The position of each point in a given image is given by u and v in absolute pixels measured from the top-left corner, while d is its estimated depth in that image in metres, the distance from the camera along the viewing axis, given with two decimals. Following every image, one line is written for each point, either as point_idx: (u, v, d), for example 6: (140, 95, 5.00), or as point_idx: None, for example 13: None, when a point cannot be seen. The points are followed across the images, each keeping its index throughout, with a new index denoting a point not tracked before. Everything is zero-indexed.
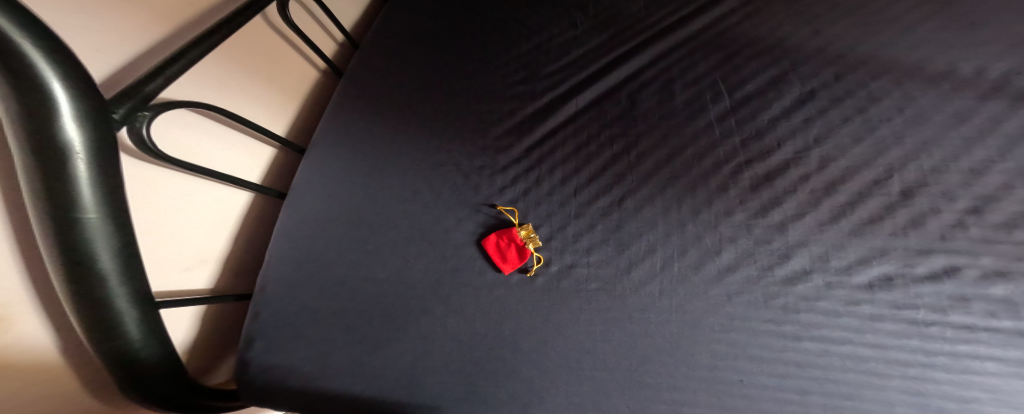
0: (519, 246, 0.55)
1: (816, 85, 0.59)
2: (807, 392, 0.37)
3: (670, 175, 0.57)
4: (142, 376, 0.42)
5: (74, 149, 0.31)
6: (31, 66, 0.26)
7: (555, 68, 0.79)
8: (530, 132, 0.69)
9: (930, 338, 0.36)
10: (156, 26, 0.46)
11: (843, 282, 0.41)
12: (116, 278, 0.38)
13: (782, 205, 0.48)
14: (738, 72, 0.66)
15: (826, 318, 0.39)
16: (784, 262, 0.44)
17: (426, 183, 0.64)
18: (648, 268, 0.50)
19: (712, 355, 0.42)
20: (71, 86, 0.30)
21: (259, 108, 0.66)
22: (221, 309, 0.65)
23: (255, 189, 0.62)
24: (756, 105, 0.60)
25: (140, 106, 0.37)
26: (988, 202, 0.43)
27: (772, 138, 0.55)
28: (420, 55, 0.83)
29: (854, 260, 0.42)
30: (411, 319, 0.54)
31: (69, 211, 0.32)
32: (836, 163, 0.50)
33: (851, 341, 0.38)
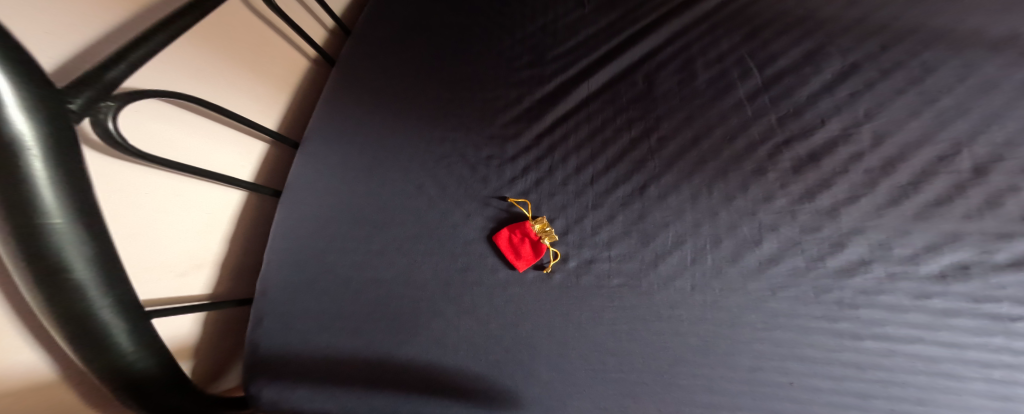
0: (533, 242, 0.51)
1: (860, 57, 0.54)
2: (870, 397, 0.34)
3: (698, 159, 0.51)
4: (145, 389, 0.39)
5: (27, 144, 0.26)
6: None
7: (564, 50, 0.73)
8: (539, 119, 0.63)
9: (1017, 336, 0.33)
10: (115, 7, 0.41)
11: (910, 272, 0.37)
12: (99, 289, 0.33)
13: (833, 187, 0.44)
14: (767, 45, 0.60)
15: (891, 314, 0.36)
16: (837, 252, 0.40)
17: (431, 176, 0.59)
18: (676, 262, 0.46)
19: (754, 356, 0.39)
20: (8, 65, 0.24)
21: (246, 99, 0.60)
22: (223, 316, 0.61)
23: (246, 187, 0.57)
24: (791, 81, 0.54)
25: (102, 96, 0.33)
26: None
27: (814, 114, 0.50)
28: (417, 40, 0.77)
29: (922, 247, 0.38)
30: (420, 321, 0.50)
31: (31, 218, 0.27)
32: (891, 138, 0.46)
33: (920, 339, 0.34)
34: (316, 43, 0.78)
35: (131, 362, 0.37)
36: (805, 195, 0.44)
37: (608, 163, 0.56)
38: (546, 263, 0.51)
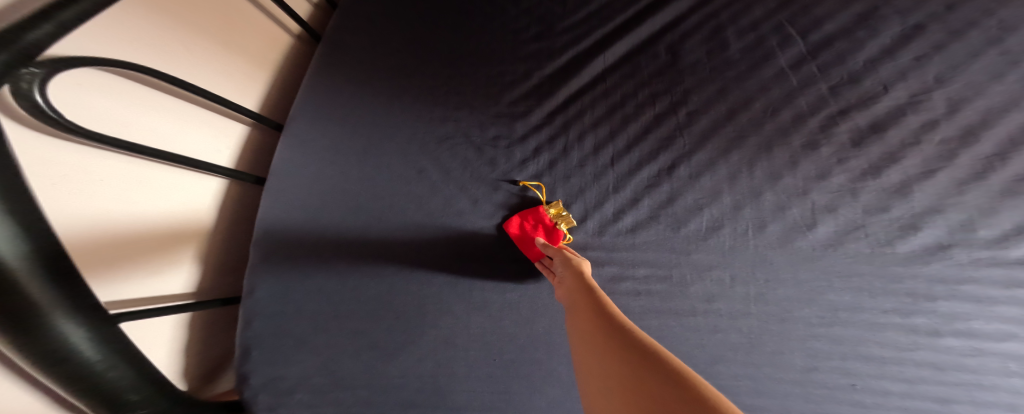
0: (547, 228, 0.44)
1: (922, 19, 0.47)
2: (951, 402, 0.32)
3: (737, 134, 0.44)
4: (114, 397, 0.34)
5: None
6: None
7: (578, 18, 0.59)
8: (552, 94, 0.53)
9: None
10: None
11: (1003, 259, 0.35)
12: (40, 287, 0.26)
13: (901, 162, 0.39)
14: (816, 5, 0.50)
15: (977, 307, 0.34)
16: (911, 235, 0.36)
17: (433, 159, 0.53)
18: (714, 249, 0.40)
19: (810, 355, 0.35)
20: None
21: (211, 69, 0.52)
22: (212, 316, 0.55)
23: (224, 173, 0.51)
24: (842, 47, 0.47)
25: (23, 62, 0.25)
26: None
27: (874, 81, 0.44)
28: (411, 8, 0.67)
29: (1010, 229, 0.36)
30: (427, 320, 0.45)
31: None
32: (971, 105, 0.41)
33: (1013, 336, 0.33)
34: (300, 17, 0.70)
35: (93, 367, 0.31)
36: (863, 172, 0.40)
37: (628, 140, 0.48)
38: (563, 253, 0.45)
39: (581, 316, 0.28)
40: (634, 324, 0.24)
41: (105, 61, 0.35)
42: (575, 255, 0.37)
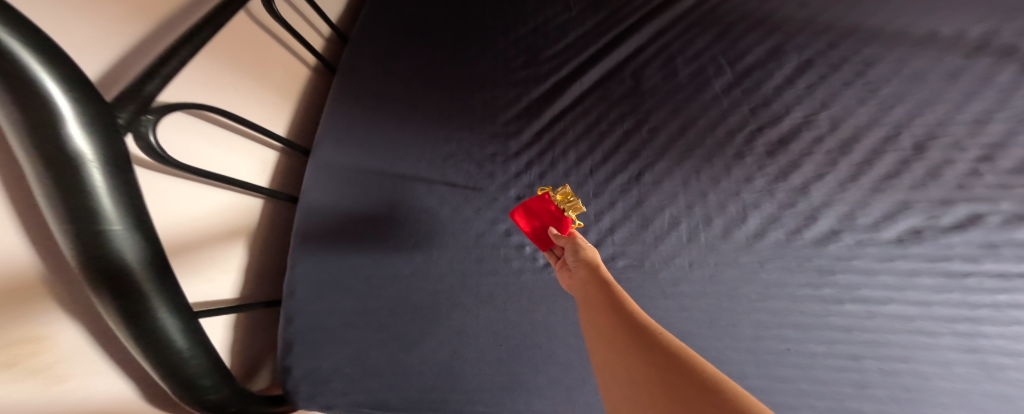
0: (555, 216, 0.45)
1: (813, 54, 0.58)
2: (861, 358, 0.40)
3: (686, 147, 0.54)
4: (192, 379, 0.42)
5: (85, 157, 0.28)
6: (18, 63, 0.23)
7: (558, 49, 0.69)
8: (538, 116, 0.63)
9: (969, 291, 0.40)
10: (142, 22, 0.41)
11: (875, 240, 0.43)
12: (153, 288, 0.35)
13: (802, 168, 0.49)
14: (738, 42, 0.61)
15: (864, 278, 0.42)
16: (812, 223, 0.45)
17: (441, 175, 0.61)
18: (675, 241, 0.49)
19: (756, 326, 0.43)
20: (72, 89, 0.27)
21: (252, 105, 0.61)
22: (251, 319, 0.63)
23: (267, 193, 0.60)
24: (761, 74, 0.57)
25: (143, 109, 0.35)
26: (997, 150, 0.47)
27: (781, 104, 0.54)
28: (411, 42, 0.76)
29: (879, 216, 0.44)
30: (442, 314, 0.53)
31: (94, 225, 0.29)
32: (845, 124, 0.51)
33: (892, 300, 0.41)
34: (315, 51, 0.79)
35: (184, 355, 0.39)
36: (779, 176, 0.49)
37: (598, 154, 0.57)
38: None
39: (594, 302, 0.31)
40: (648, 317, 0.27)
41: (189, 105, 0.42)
42: (587, 247, 0.40)
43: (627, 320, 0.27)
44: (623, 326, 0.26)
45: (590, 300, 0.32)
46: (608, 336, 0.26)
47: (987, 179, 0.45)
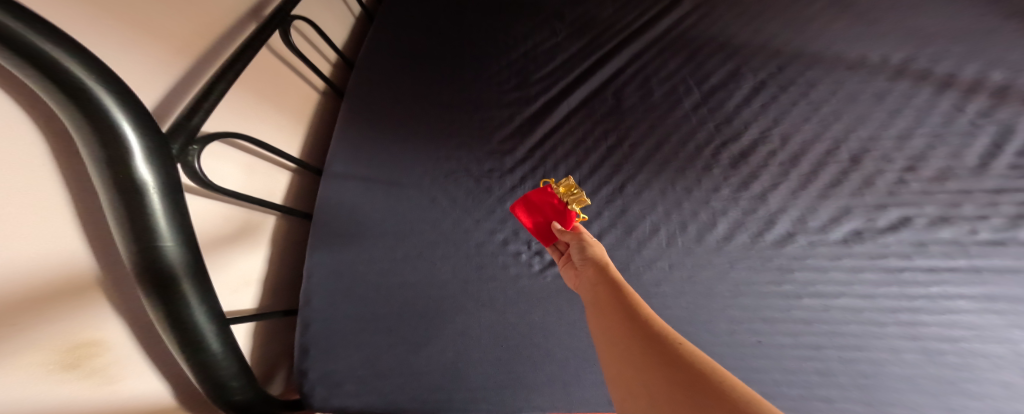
0: (559, 209, 0.50)
1: (765, 76, 0.66)
2: (822, 347, 0.45)
3: (662, 160, 0.59)
4: (222, 380, 0.45)
5: (148, 184, 0.34)
6: (103, 110, 0.29)
7: (547, 72, 0.76)
8: (530, 134, 0.69)
9: (906, 284, 0.46)
10: (183, 59, 0.46)
11: (823, 241, 0.49)
12: (196, 296, 0.40)
13: (760, 178, 0.55)
14: (702, 66, 0.69)
15: (818, 274, 0.47)
16: (771, 227, 0.51)
17: (443, 191, 0.66)
18: (656, 245, 0.54)
19: (730, 321, 0.48)
20: (140, 128, 0.33)
21: (269, 130, 0.66)
22: (269, 328, 0.67)
23: (285, 210, 0.65)
24: (723, 94, 0.64)
25: (190, 141, 0.41)
26: (919, 161, 0.54)
27: (740, 121, 0.61)
28: (412, 67, 0.80)
29: (827, 219, 0.51)
30: (447, 317, 0.58)
31: (149, 240, 0.34)
32: (793, 139, 0.58)
33: (843, 294, 0.46)
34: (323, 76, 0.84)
35: (216, 359, 0.43)
36: (742, 185, 0.55)
37: (583, 169, 0.62)
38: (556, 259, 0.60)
39: (606, 301, 0.34)
40: (658, 319, 0.30)
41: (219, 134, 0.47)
42: (594, 244, 0.44)
43: (639, 321, 0.30)
44: (635, 327, 0.29)
45: (600, 301, 0.35)
46: (611, 322, 0.32)
47: (911, 187, 0.52)
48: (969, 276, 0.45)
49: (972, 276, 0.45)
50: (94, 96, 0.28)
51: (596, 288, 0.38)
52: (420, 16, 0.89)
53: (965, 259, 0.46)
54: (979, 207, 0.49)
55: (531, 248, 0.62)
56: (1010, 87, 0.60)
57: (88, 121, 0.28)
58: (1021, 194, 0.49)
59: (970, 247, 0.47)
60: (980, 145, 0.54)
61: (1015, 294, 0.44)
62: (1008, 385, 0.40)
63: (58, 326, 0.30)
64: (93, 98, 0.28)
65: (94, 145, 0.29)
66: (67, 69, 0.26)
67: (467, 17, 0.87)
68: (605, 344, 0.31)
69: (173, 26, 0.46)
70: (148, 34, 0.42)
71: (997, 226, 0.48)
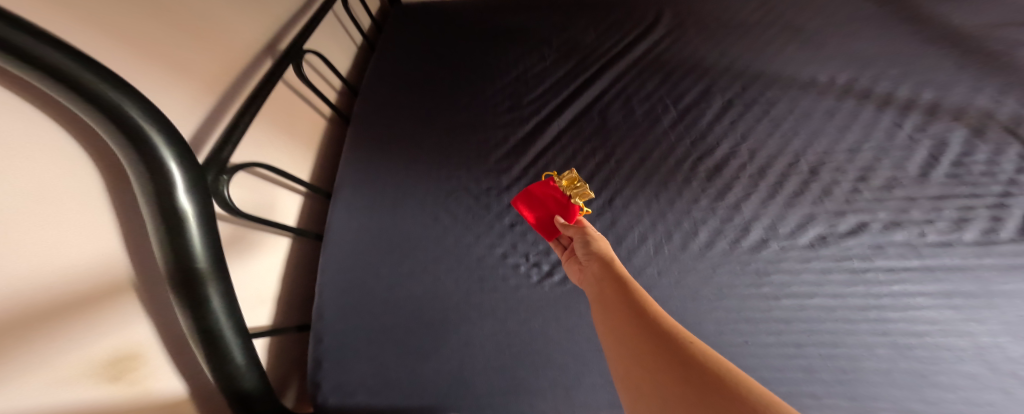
0: (563, 201, 0.52)
1: (731, 96, 0.72)
2: (803, 345, 0.47)
3: (645, 174, 0.64)
4: (245, 391, 0.47)
5: (187, 213, 0.38)
6: (153, 148, 0.34)
7: (537, 94, 0.82)
8: (525, 153, 0.74)
9: (871, 283, 0.49)
10: (210, 95, 0.51)
11: (793, 245, 0.54)
12: (224, 312, 0.43)
13: (733, 190, 0.60)
14: (676, 87, 0.76)
15: (791, 277, 0.51)
16: (746, 234, 0.55)
17: (444, 209, 0.69)
18: (645, 253, 0.57)
19: (717, 323, 0.50)
20: (184, 164, 0.38)
21: (281, 157, 0.69)
22: (283, 343, 0.68)
23: (298, 231, 0.69)
24: (695, 113, 0.71)
25: (221, 172, 0.46)
26: (870, 171, 0.60)
27: (713, 138, 0.67)
28: (413, 91, 0.85)
29: (794, 225, 0.55)
30: (451, 326, 0.58)
31: (185, 262, 0.38)
32: (759, 153, 0.64)
33: (816, 294, 0.50)
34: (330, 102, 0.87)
35: (239, 371, 0.45)
36: (717, 196, 0.59)
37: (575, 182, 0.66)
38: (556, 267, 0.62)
39: (613, 296, 0.37)
40: (667, 315, 0.32)
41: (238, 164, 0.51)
42: (597, 240, 0.47)
43: (647, 317, 0.32)
44: (643, 322, 0.31)
45: (604, 296, 0.38)
46: (619, 323, 0.33)
47: (864, 195, 0.57)
48: (925, 275, 0.49)
49: (927, 275, 0.49)
50: (146, 136, 0.33)
51: (603, 288, 0.39)
52: (419, 46, 0.95)
53: (918, 259, 0.50)
54: (926, 212, 0.54)
55: (529, 259, 0.63)
56: (940, 106, 0.66)
57: (140, 158, 0.34)
58: (961, 200, 0.54)
59: (922, 248, 0.51)
60: (919, 157, 0.60)
61: (971, 290, 0.47)
62: (976, 376, 0.43)
63: (111, 333, 0.35)
64: (146, 138, 0.33)
65: (143, 177, 0.34)
66: (127, 113, 0.31)
67: (463, 45, 0.94)
68: (613, 341, 0.32)
69: (203, 65, 0.52)
70: (184, 75, 0.48)
71: (943, 229, 0.52)
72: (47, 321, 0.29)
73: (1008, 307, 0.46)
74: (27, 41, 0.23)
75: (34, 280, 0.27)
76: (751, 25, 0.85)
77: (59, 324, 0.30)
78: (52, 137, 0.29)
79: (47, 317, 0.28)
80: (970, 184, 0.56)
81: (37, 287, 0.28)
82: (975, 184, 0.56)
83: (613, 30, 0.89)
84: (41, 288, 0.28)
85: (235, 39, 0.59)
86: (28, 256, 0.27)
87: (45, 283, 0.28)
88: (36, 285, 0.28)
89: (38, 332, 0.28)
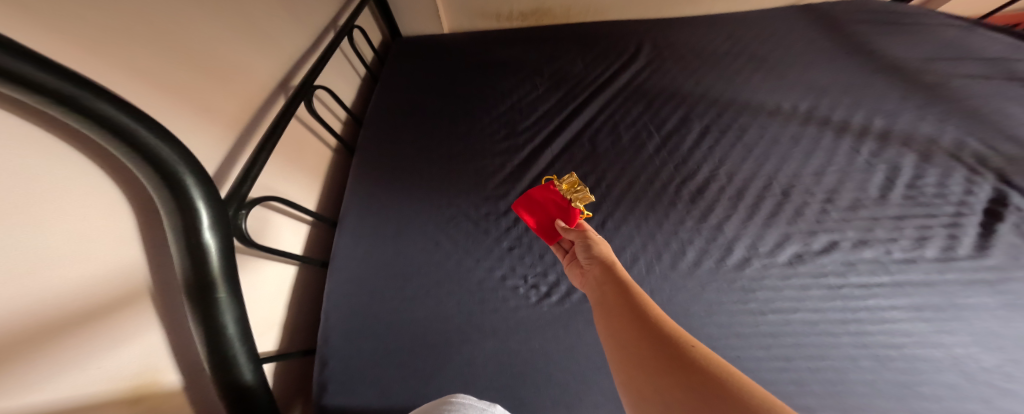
0: (564, 205, 0.57)
1: (708, 122, 0.78)
2: (791, 358, 0.49)
3: (634, 197, 0.67)
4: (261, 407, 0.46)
5: (210, 246, 0.41)
6: (184, 187, 0.37)
7: (531, 122, 0.87)
8: (520, 179, 0.78)
9: (847, 298, 0.52)
10: (229, 133, 0.55)
11: (773, 263, 0.57)
12: (240, 339, 0.44)
13: (715, 211, 0.63)
14: (658, 114, 0.81)
15: (774, 293, 0.54)
16: (729, 252, 0.59)
17: (445, 235, 0.72)
18: (637, 273, 0.59)
19: (709, 339, 0.52)
20: (211, 200, 0.41)
21: (294, 190, 0.72)
22: (289, 365, 0.66)
23: (305, 260, 0.68)
24: (677, 138, 0.76)
25: (241, 205, 0.49)
26: (834, 193, 0.64)
27: (695, 162, 0.71)
28: (415, 121, 0.91)
29: (773, 244, 0.59)
30: (455, 348, 0.59)
31: (206, 291, 0.41)
32: (736, 176, 0.68)
33: (799, 309, 0.52)
34: (335, 132, 0.90)
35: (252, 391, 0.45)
36: (701, 217, 0.63)
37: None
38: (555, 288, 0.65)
39: (614, 298, 0.40)
40: (669, 320, 0.35)
41: (254, 199, 0.54)
42: (598, 243, 0.50)
43: (649, 322, 0.35)
44: (645, 327, 0.34)
45: (605, 299, 0.42)
46: (622, 328, 0.36)
47: (833, 215, 0.61)
48: (894, 290, 0.52)
49: (896, 290, 0.52)
50: (177, 175, 0.36)
51: (603, 293, 0.43)
52: (416, 77, 1.02)
53: (887, 276, 0.54)
54: (889, 231, 0.58)
55: (528, 281, 0.66)
56: (891, 132, 0.72)
57: (172, 195, 0.37)
58: (919, 220, 0.59)
59: (890, 265, 0.55)
60: (878, 179, 0.65)
61: (937, 304, 0.51)
62: (954, 386, 0.45)
63: (135, 350, 0.37)
64: (176, 176, 0.36)
65: (174, 212, 0.38)
66: (160, 154, 0.34)
67: (459, 75, 1.00)
68: (614, 344, 0.36)
69: (224, 105, 0.56)
70: (208, 115, 0.52)
71: (907, 247, 0.56)
72: (74, 349, 0.31)
73: (974, 319, 0.49)
74: (35, 73, 0.24)
75: (65, 312, 0.31)
76: (722, 57, 0.93)
77: (84, 352, 0.32)
78: (94, 178, 0.33)
79: (73, 345, 0.31)
80: (925, 205, 0.61)
81: (65, 318, 0.31)
82: (929, 204, 0.61)
83: (600, 60, 0.96)
84: (67, 304, 0.31)
85: (252, 77, 0.64)
86: (60, 291, 0.30)
87: (75, 314, 0.32)
88: (66, 316, 0.31)
89: (62, 360, 0.30)
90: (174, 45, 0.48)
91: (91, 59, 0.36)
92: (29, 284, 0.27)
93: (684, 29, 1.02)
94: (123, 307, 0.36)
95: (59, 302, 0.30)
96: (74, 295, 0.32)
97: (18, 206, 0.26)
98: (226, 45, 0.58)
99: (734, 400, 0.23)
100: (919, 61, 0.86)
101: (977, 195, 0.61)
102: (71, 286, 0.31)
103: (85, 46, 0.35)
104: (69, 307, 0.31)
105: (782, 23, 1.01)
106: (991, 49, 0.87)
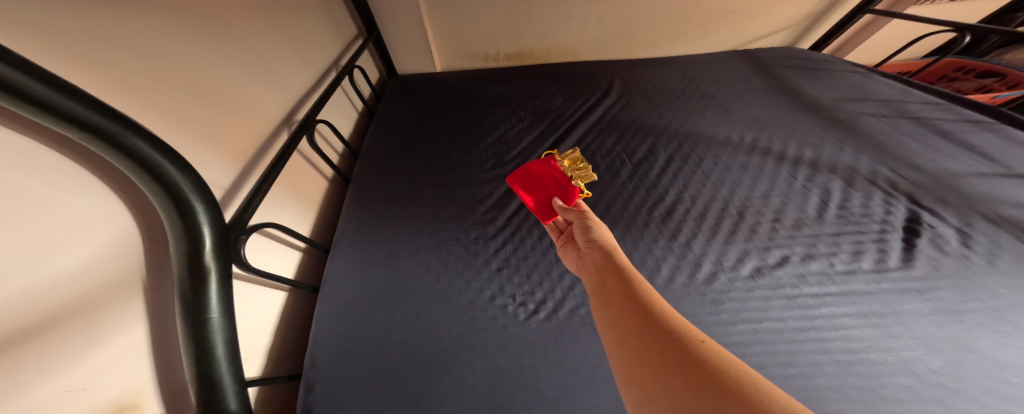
0: (563, 186, 0.66)
1: (671, 151, 0.87)
2: (765, 366, 0.52)
3: (612, 219, 0.73)
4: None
5: (208, 268, 0.43)
6: (191, 213, 0.41)
7: (516, 153, 0.95)
8: (506, 205, 0.85)
9: (803, 307, 0.57)
10: (235, 165, 0.59)
11: (737, 277, 0.62)
12: (224, 363, 0.44)
13: (682, 232, 0.69)
14: (629, 144, 0.90)
15: (740, 304, 0.58)
16: (699, 268, 0.63)
17: (436, 258, 0.74)
18: None
19: None
20: (214, 225, 0.44)
21: (289, 216, 0.75)
22: (272, 395, 0.64)
23: (297, 285, 0.69)
24: (647, 166, 0.84)
25: (242, 232, 0.51)
26: (781, 213, 0.71)
27: (664, 187, 0.78)
28: (408, 150, 0.97)
29: (735, 259, 0.64)
30: (445, 368, 0.60)
31: (200, 312, 0.42)
32: (698, 198, 0.75)
33: (765, 318, 0.57)
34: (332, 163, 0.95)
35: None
36: (672, 236, 0.69)
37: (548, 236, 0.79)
38: (540, 306, 0.67)
39: (617, 290, 0.45)
40: (675, 313, 0.39)
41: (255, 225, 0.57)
42: (593, 223, 0.57)
43: (652, 314, 0.39)
44: (647, 319, 0.38)
45: (604, 288, 0.47)
46: (626, 325, 0.40)
47: (782, 233, 0.68)
48: (843, 299, 0.58)
49: (844, 300, 0.58)
50: (187, 201, 0.40)
51: (607, 289, 0.46)
52: (411, 112, 1.09)
53: (834, 286, 0.59)
54: (829, 246, 0.65)
55: (516, 299, 0.69)
56: (819, 161, 0.82)
57: (181, 220, 0.41)
58: (853, 236, 0.66)
59: (835, 276, 0.61)
60: (813, 202, 0.73)
61: (880, 310, 0.56)
62: (911, 388, 0.48)
63: (121, 368, 0.38)
64: (186, 202, 0.40)
65: (181, 235, 0.41)
66: (176, 183, 0.39)
67: (449, 109, 1.09)
68: (615, 337, 0.40)
69: (234, 140, 0.60)
70: (218, 150, 0.56)
71: (847, 259, 0.63)
72: (64, 372, 0.33)
73: (914, 323, 0.55)
74: (86, 113, 0.30)
75: (63, 342, 0.33)
76: (680, 95, 1.04)
77: (74, 370, 0.34)
78: (112, 213, 0.37)
79: (66, 374, 0.33)
80: (855, 223, 0.68)
81: (61, 349, 0.33)
82: (859, 222, 0.68)
83: (577, 96, 1.07)
84: (65, 314, 0.33)
85: (262, 114, 0.70)
86: (62, 320, 0.33)
87: (72, 345, 0.34)
88: (64, 344, 0.33)
89: (55, 389, 0.32)
90: (192, 85, 0.53)
91: (115, 102, 0.41)
92: (33, 312, 0.30)
93: (646, 70, 1.15)
94: (117, 336, 0.38)
95: (62, 330, 0.33)
96: (79, 324, 0.34)
97: (39, 237, 0.31)
98: (239, 85, 0.64)
99: (754, 401, 0.26)
100: (831, 102, 0.99)
101: (895, 214, 0.69)
102: (74, 316, 0.34)
103: (109, 95, 0.40)
104: (68, 338, 0.33)
105: (727, 65, 1.15)
106: (884, 92, 1.01)
